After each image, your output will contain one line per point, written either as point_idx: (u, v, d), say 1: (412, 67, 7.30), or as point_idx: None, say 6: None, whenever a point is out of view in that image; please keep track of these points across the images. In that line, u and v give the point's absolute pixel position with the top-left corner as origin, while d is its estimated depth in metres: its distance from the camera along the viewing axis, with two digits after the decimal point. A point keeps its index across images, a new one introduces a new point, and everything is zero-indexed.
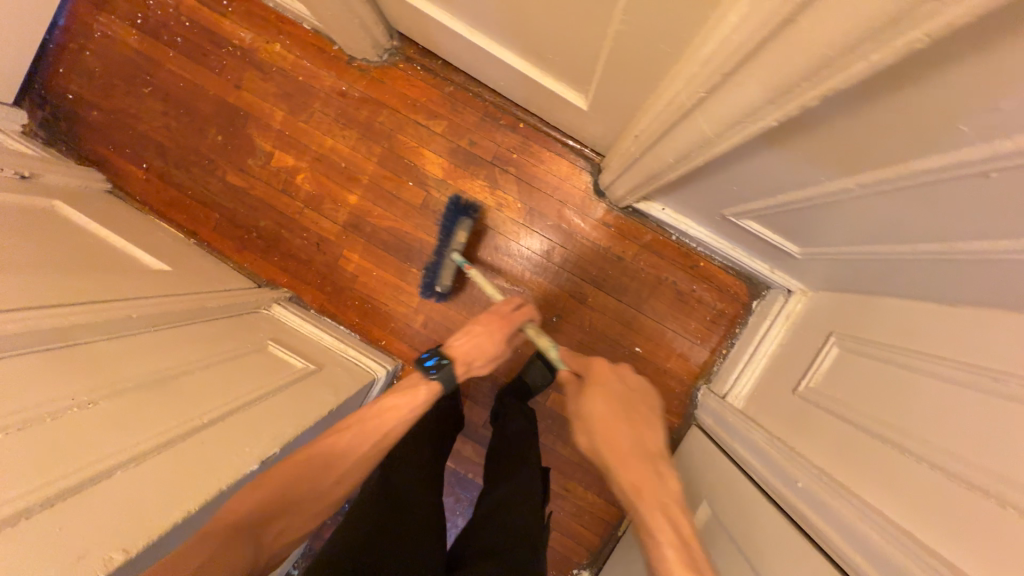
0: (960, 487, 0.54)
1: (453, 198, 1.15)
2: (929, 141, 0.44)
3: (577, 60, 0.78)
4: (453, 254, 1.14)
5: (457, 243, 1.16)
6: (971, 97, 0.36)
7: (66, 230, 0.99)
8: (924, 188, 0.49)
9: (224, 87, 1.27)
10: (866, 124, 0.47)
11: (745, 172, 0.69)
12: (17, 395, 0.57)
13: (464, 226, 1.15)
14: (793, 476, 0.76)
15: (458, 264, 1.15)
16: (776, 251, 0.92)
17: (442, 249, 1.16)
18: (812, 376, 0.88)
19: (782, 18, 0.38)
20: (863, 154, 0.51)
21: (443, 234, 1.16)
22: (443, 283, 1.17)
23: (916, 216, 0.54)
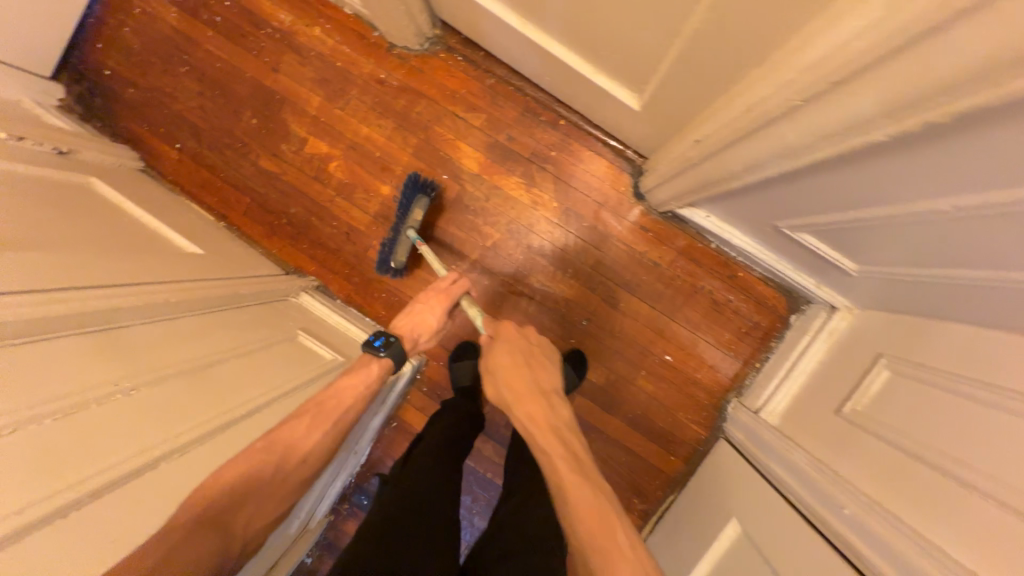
0: (992, 507, 0.56)
1: (411, 175, 1.13)
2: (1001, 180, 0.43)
3: (638, 59, 0.75)
4: (407, 230, 1.11)
5: (413, 220, 1.13)
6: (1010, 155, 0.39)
7: (102, 209, 0.99)
8: (987, 221, 0.48)
9: (261, 69, 1.26)
10: (938, 159, 0.45)
11: (805, 188, 0.66)
12: (67, 378, 0.55)
13: (421, 203, 1.13)
14: (838, 502, 0.74)
15: (413, 241, 1.12)
16: (829, 266, 0.88)
17: (397, 226, 1.14)
18: (856, 398, 0.86)
19: (908, 32, 0.35)
20: (935, 183, 0.49)
21: (400, 212, 1.14)
22: (397, 259, 1.13)
23: (980, 248, 0.52)
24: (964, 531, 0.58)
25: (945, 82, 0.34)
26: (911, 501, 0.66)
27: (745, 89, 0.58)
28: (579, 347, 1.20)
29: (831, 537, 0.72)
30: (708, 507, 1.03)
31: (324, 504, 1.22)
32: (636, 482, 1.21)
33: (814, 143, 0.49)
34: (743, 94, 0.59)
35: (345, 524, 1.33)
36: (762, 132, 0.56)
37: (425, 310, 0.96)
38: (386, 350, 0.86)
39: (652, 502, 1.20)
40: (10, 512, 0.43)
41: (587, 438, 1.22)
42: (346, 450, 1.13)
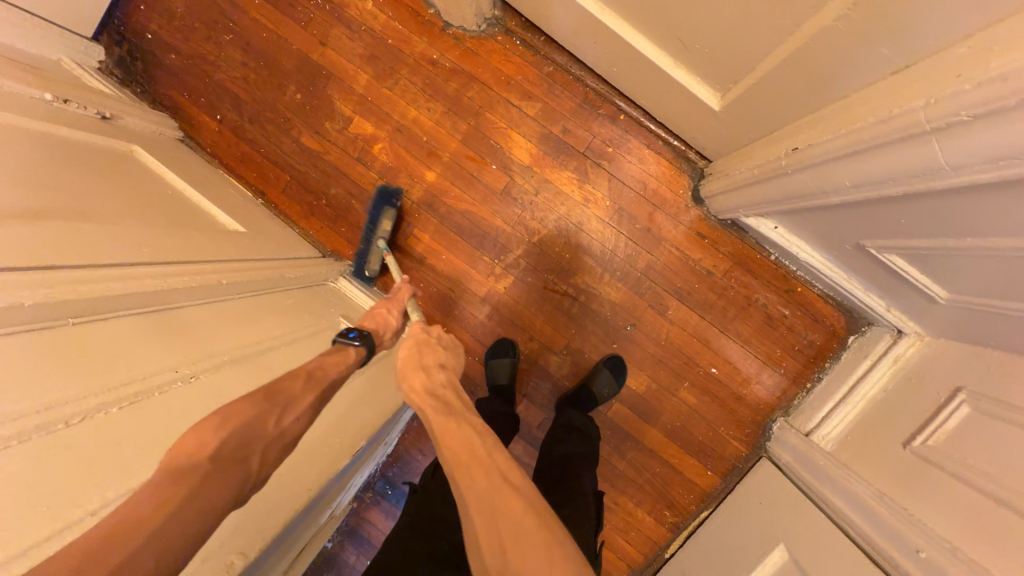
0: None
1: (380, 187, 1.14)
2: None
3: (736, 56, 0.70)
4: (377, 242, 1.13)
5: (383, 231, 1.15)
6: None
7: (145, 180, 0.96)
8: None
9: (309, 42, 1.20)
10: None
11: (914, 211, 0.59)
12: (127, 362, 0.52)
13: (389, 215, 1.15)
14: (911, 542, 0.70)
15: (383, 251, 1.13)
16: (911, 290, 0.82)
17: (368, 237, 1.15)
18: (928, 433, 0.81)
19: None
20: None
21: (370, 223, 1.15)
22: (370, 268, 1.16)
23: None
24: None
25: None
26: (992, 548, 0.62)
27: (875, 97, 0.53)
28: (618, 353, 1.17)
29: None
30: (750, 528, 0.99)
31: (351, 493, 1.21)
32: (668, 493, 1.18)
33: (970, 166, 0.43)
34: (870, 103, 0.53)
35: (368, 512, 1.32)
36: (893, 148, 0.50)
37: (386, 308, 0.82)
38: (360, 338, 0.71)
39: (685, 515, 1.18)
40: (78, 516, 0.42)
41: (621, 446, 1.19)
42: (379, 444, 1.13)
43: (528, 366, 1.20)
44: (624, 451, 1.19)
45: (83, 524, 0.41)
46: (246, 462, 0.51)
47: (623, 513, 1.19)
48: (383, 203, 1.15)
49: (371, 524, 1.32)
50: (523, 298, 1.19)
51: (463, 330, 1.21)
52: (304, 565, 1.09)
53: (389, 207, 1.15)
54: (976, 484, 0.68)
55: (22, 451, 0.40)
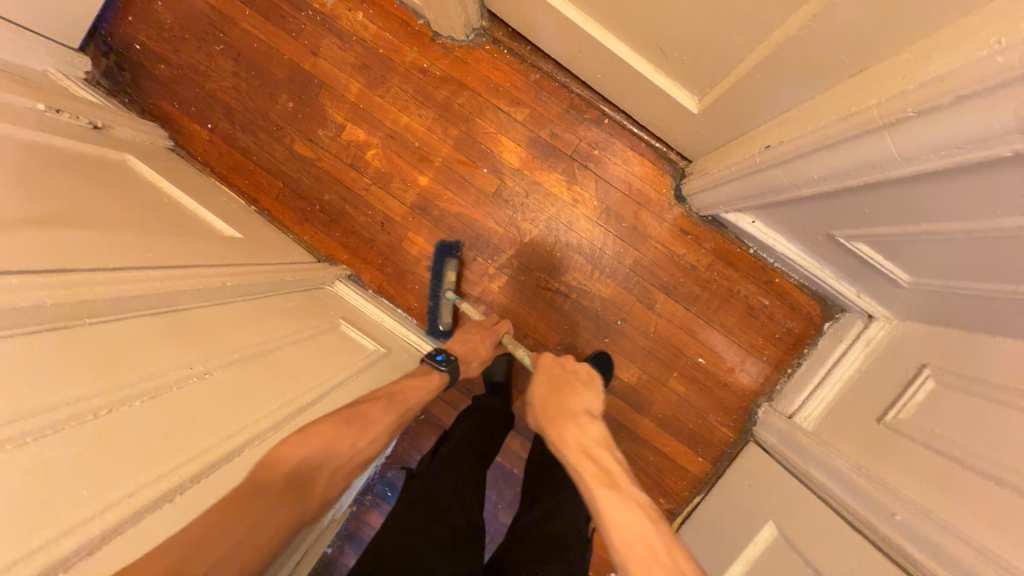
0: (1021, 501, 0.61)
1: (440, 243, 1.20)
2: None
3: (711, 63, 0.75)
4: (446, 293, 1.16)
5: (449, 282, 1.18)
6: None
7: (140, 189, 0.97)
8: None
9: (301, 52, 1.23)
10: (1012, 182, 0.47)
11: (877, 199, 0.65)
12: (145, 360, 0.54)
13: (452, 266, 1.19)
14: (888, 508, 0.76)
15: (453, 301, 1.17)
16: (878, 276, 0.89)
17: (435, 291, 1.18)
18: (900, 408, 0.87)
19: None
20: (1005, 201, 0.50)
21: (435, 277, 1.19)
22: (443, 322, 1.17)
23: None
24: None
25: None
26: (961, 507, 0.68)
27: (836, 97, 0.58)
28: (603, 348, 1.21)
29: (883, 546, 0.74)
30: (740, 509, 1.04)
31: (350, 495, 1.22)
32: (662, 481, 1.22)
33: (918, 157, 0.49)
34: (831, 103, 0.59)
35: (368, 514, 1.33)
36: (854, 143, 0.56)
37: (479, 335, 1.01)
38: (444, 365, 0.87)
39: (678, 502, 1.22)
40: (114, 500, 0.44)
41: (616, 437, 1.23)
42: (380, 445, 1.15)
43: None
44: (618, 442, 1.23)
45: (118, 508, 0.44)
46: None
47: None
48: (445, 257, 1.19)
49: (370, 526, 1.33)
50: (516, 297, 1.22)
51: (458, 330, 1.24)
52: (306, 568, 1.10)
53: (451, 258, 1.19)
54: (945, 451, 0.74)
55: (53, 442, 0.42)
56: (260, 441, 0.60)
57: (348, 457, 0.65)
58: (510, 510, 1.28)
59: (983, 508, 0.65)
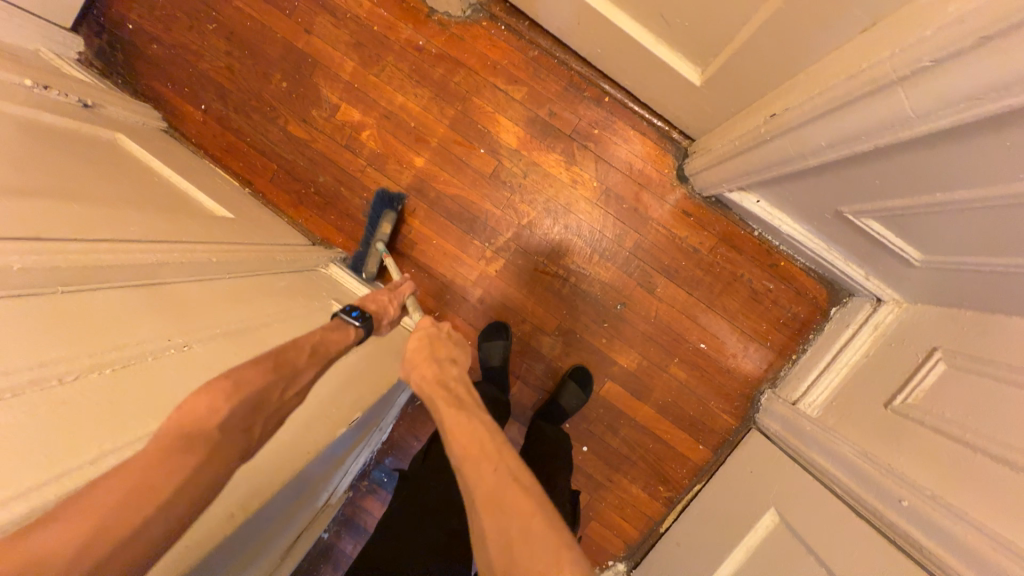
0: None
1: (379, 191, 1.17)
2: None
3: (714, 27, 0.72)
4: (375, 244, 1.15)
5: (382, 233, 1.17)
6: None
7: (129, 166, 0.95)
8: None
9: (294, 31, 1.20)
10: None
11: (889, 168, 0.61)
12: (119, 330, 0.52)
13: (389, 219, 1.16)
14: (895, 494, 0.73)
15: (381, 253, 1.15)
16: (888, 255, 0.85)
17: (367, 239, 1.17)
18: (908, 392, 0.84)
19: None
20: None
21: (369, 225, 1.17)
22: (369, 271, 1.17)
23: None
24: None
25: None
26: (973, 493, 0.65)
27: (846, 55, 0.55)
28: (583, 364, 1.20)
29: (887, 531, 0.72)
30: (742, 496, 1.01)
31: (346, 480, 1.21)
32: (662, 469, 1.20)
33: (934, 111, 0.45)
34: (838, 64, 0.56)
35: (364, 501, 1.32)
36: (863, 102, 0.52)
37: (388, 297, 0.86)
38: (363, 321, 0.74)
39: (678, 490, 1.20)
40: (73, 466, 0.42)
41: (615, 424, 1.20)
42: (373, 428, 1.13)
43: (520, 348, 1.21)
44: (617, 429, 1.21)
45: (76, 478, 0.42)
46: (248, 427, 0.51)
47: (618, 490, 1.21)
48: (384, 207, 1.17)
49: (367, 512, 1.32)
50: (513, 281, 1.20)
51: (455, 313, 1.22)
52: (301, 552, 1.09)
53: (389, 211, 1.17)
54: (956, 436, 0.71)
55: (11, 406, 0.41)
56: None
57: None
58: None
59: (994, 495, 0.62)
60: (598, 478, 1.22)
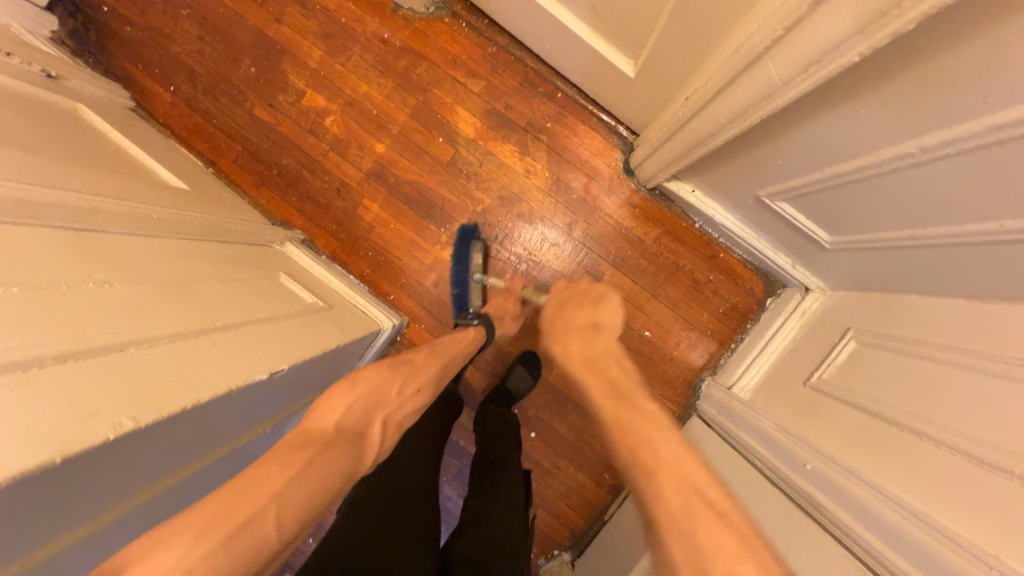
0: (930, 445, 0.61)
1: (461, 227, 1.16)
2: (939, 115, 0.47)
3: (639, 19, 0.78)
4: (474, 276, 1.17)
5: (475, 265, 1.19)
6: (939, 88, 0.45)
7: (85, 133, 0.97)
8: (931, 167, 0.52)
9: (265, 20, 1.26)
10: (902, 93, 0.48)
11: (790, 144, 0.67)
12: (32, 260, 0.54)
13: (478, 248, 1.19)
14: (801, 459, 0.76)
15: (483, 283, 1.18)
16: (807, 241, 0.91)
17: (462, 275, 1.18)
18: (824, 369, 0.88)
19: None
20: (894, 121, 0.52)
21: (460, 263, 1.16)
22: (474, 304, 1.18)
23: (929, 196, 0.56)
24: (918, 475, 0.60)
25: None
26: (870, 453, 0.68)
27: (737, 35, 0.61)
28: (532, 349, 1.22)
29: (791, 493, 0.75)
30: None
31: None
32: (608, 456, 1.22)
33: (792, 79, 0.51)
34: (732, 44, 0.62)
35: None
36: (747, 75, 0.58)
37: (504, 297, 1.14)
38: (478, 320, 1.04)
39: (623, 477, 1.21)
40: None
41: (564, 410, 1.22)
42: None
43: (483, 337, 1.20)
44: (566, 415, 1.23)
45: None
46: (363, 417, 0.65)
47: (565, 477, 1.22)
48: (468, 240, 1.17)
49: None
50: None
51: (410, 297, 1.24)
52: None
53: (474, 242, 1.18)
54: (862, 405, 0.75)
55: None
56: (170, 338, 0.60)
57: (401, 408, 0.72)
58: (455, 484, 1.27)
59: (890, 453, 0.65)
60: (545, 465, 1.23)
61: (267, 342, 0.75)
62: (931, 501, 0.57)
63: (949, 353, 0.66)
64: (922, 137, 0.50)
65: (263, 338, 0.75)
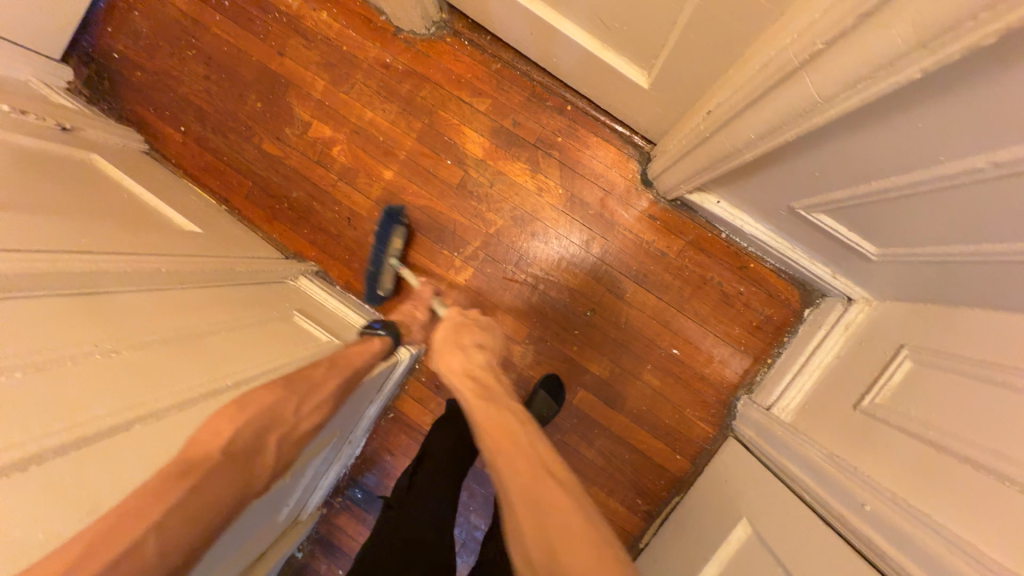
0: (997, 484, 0.54)
1: (386, 207, 1.14)
2: (1005, 129, 0.41)
3: (651, 29, 0.73)
4: (389, 260, 1.14)
5: (393, 248, 1.16)
6: (1002, 101, 0.39)
7: (98, 182, 0.98)
8: (996, 181, 0.46)
9: (268, 54, 1.25)
10: (966, 105, 0.42)
11: (829, 156, 0.61)
12: (43, 337, 0.53)
13: (400, 232, 1.16)
14: (857, 497, 0.69)
15: (396, 269, 1.15)
16: (848, 252, 0.83)
17: (378, 257, 1.15)
18: (876, 392, 0.81)
19: None
20: (951, 134, 0.46)
21: (377, 241, 1.14)
22: (384, 287, 1.17)
23: (994, 210, 0.49)
24: (993, 523, 0.53)
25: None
26: (935, 493, 0.61)
27: (766, 44, 0.55)
28: (556, 374, 1.16)
29: (844, 533, 0.68)
30: (717, 507, 0.97)
31: (317, 496, 1.19)
32: (640, 481, 1.16)
33: (837, 94, 0.46)
34: (760, 54, 0.56)
35: (339, 518, 1.29)
36: (780, 88, 0.53)
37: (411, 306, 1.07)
38: (382, 330, 0.94)
39: (657, 503, 1.16)
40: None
41: (590, 434, 1.17)
42: (341, 439, 1.11)
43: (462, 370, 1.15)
44: (592, 440, 1.17)
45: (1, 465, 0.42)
46: None
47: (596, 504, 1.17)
48: (391, 221, 1.15)
49: (342, 531, 1.28)
50: (484, 290, 1.19)
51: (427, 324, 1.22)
52: (269, 568, 1.05)
53: (397, 225, 1.16)
54: (921, 434, 0.67)
55: None
56: (174, 412, 0.58)
57: None
58: (482, 513, 1.23)
59: (957, 494, 0.59)
60: None
61: None
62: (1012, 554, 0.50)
63: (1016, 377, 0.59)
64: (985, 150, 0.44)
65: None
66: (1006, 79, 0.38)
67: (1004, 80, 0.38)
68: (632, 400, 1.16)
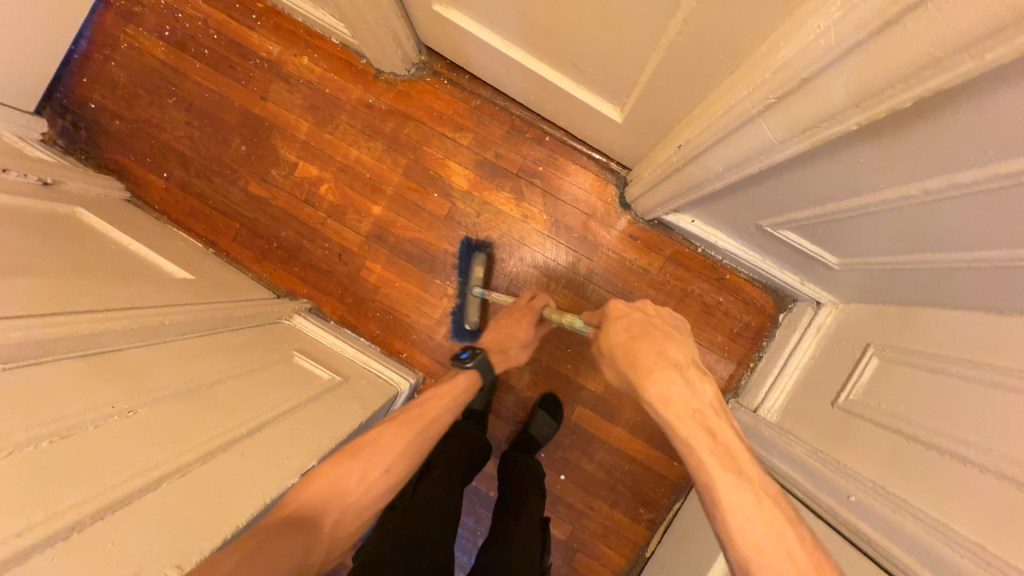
0: (963, 467, 0.61)
1: (463, 240, 1.22)
2: (933, 165, 0.49)
3: (622, 74, 0.80)
4: (473, 289, 1.18)
5: (476, 278, 1.19)
6: (929, 143, 0.47)
7: (86, 236, 0.97)
8: (932, 204, 0.53)
9: (251, 98, 1.28)
10: (902, 146, 0.49)
11: (789, 184, 0.68)
12: (62, 403, 0.54)
13: (479, 261, 1.19)
14: (843, 490, 0.75)
15: (481, 297, 1.17)
16: (813, 262, 0.91)
17: (464, 290, 1.21)
18: (850, 389, 0.88)
19: (884, 21, 0.38)
20: (890, 167, 0.53)
21: (462, 276, 1.21)
22: (470, 319, 1.17)
23: (933, 227, 0.57)
24: (964, 504, 0.59)
25: (914, 65, 0.38)
26: (910, 481, 0.67)
27: (728, 88, 0.63)
28: (551, 391, 1.22)
29: (837, 525, 0.74)
30: None
31: None
32: (641, 490, 1.20)
33: (794, 136, 0.53)
34: (722, 99, 0.64)
35: (344, 555, 1.27)
36: (743, 131, 0.60)
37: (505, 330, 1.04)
38: (472, 361, 0.97)
39: (658, 511, 1.20)
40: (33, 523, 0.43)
41: (590, 449, 1.21)
42: None
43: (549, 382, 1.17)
44: (593, 454, 1.21)
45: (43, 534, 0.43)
46: None
47: (600, 516, 1.20)
48: (471, 253, 1.22)
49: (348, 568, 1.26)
50: None
51: (423, 352, 1.24)
52: None
53: (477, 255, 1.21)
54: (892, 426, 0.74)
55: None
56: (196, 466, 0.59)
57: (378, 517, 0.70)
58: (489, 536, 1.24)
59: (929, 479, 0.65)
60: (578, 507, 1.21)
61: (289, 436, 0.75)
62: (981, 531, 0.56)
63: (968, 369, 0.66)
64: (921, 181, 0.52)
65: (287, 433, 0.75)
66: (931, 126, 0.45)
67: (929, 127, 0.45)
68: (626, 412, 1.21)
